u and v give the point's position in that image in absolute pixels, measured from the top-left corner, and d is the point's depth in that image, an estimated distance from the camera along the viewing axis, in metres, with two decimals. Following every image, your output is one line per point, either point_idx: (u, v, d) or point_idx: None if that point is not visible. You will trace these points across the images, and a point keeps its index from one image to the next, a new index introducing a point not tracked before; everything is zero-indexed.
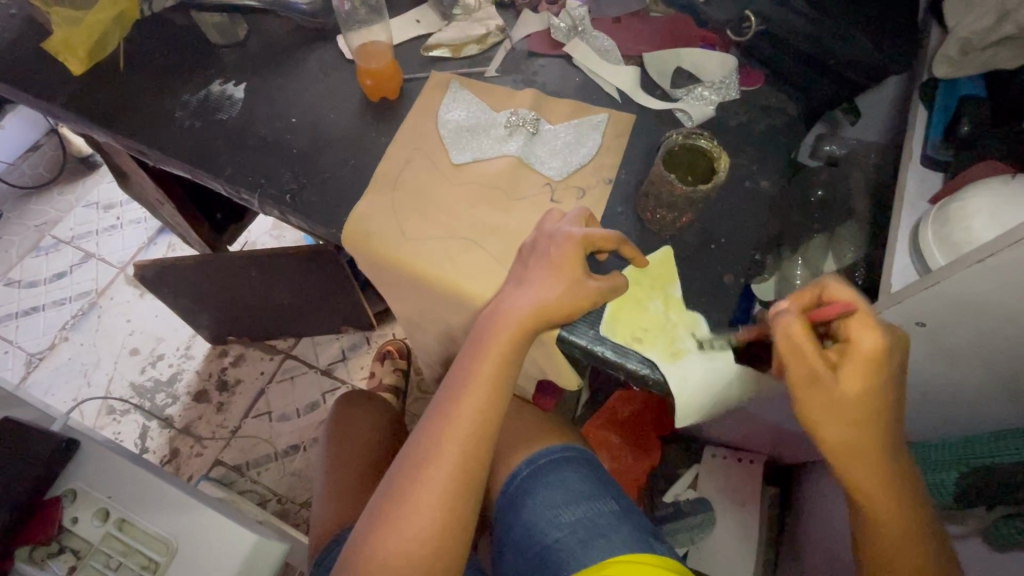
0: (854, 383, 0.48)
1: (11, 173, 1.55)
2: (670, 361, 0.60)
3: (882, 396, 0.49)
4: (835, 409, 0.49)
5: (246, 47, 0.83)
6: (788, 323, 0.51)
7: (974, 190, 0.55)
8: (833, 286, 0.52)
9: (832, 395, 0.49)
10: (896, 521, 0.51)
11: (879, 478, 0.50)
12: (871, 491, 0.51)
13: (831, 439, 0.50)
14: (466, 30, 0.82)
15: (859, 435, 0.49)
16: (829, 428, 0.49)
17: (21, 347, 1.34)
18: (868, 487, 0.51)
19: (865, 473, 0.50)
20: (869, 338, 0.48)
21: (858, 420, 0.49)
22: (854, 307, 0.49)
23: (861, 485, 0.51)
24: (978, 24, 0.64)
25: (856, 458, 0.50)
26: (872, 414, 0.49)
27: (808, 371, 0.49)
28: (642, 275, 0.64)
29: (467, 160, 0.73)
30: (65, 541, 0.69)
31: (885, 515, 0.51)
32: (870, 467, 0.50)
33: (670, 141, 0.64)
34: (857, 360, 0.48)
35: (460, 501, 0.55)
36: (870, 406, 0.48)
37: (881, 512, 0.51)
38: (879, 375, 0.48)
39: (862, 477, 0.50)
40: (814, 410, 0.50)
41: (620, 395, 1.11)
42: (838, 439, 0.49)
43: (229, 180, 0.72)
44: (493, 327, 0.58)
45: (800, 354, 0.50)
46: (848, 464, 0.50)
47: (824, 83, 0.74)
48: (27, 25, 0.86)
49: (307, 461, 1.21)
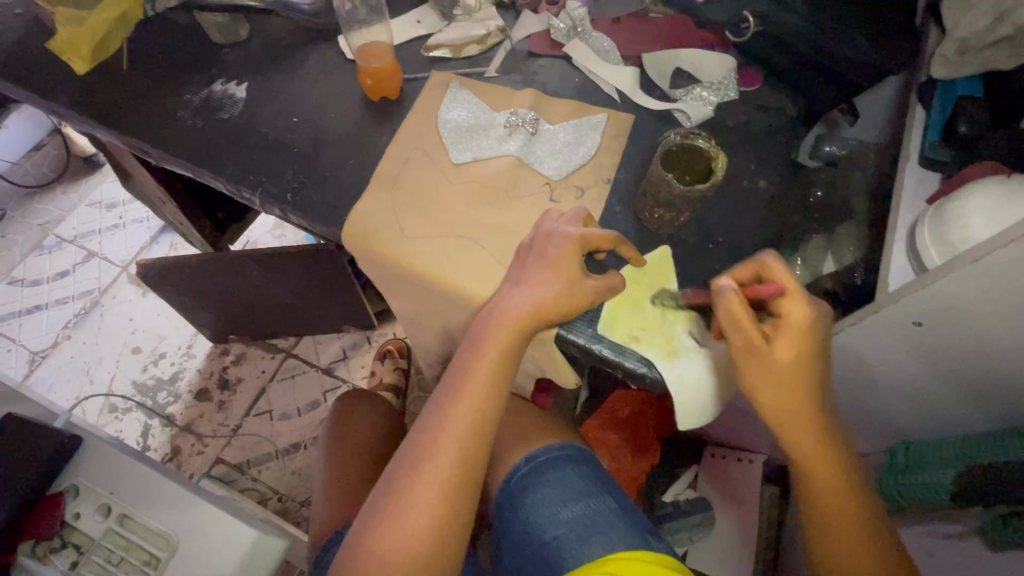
0: (786, 352, 0.51)
1: (15, 172, 1.56)
2: (666, 359, 0.61)
3: (812, 362, 0.52)
4: (772, 377, 0.52)
5: (248, 46, 0.84)
6: (729, 299, 0.53)
7: (971, 190, 0.55)
8: (768, 262, 0.54)
9: (766, 363, 0.52)
10: (833, 488, 0.54)
11: (815, 440, 0.53)
12: (809, 454, 0.54)
13: (768, 403, 0.53)
14: (467, 30, 0.83)
15: (793, 398, 0.52)
16: (767, 394, 0.52)
17: (24, 345, 1.35)
18: (805, 449, 0.54)
19: (804, 436, 0.53)
20: (798, 311, 0.51)
21: (790, 385, 0.52)
22: (786, 284, 0.52)
23: (801, 452, 0.54)
24: (976, 24, 0.65)
25: (792, 421, 0.53)
26: (803, 379, 0.52)
27: (748, 342, 0.52)
28: (640, 274, 0.65)
29: (466, 160, 0.73)
30: (67, 536, 0.70)
31: (825, 478, 0.54)
32: (806, 430, 0.53)
33: (668, 140, 0.65)
34: (788, 332, 0.52)
35: (458, 496, 0.55)
36: (802, 372, 0.52)
37: (821, 475, 0.54)
38: (808, 344, 0.52)
39: (799, 440, 0.53)
40: (753, 378, 0.53)
41: (619, 394, 1.11)
42: (773, 403, 0.53)
43: (231, 179, 0.73)
44: (492, 325, 0.58)
45: (739, 328, 0.53)
46: (787, 428, 0.53)
47: (822, 83, 0.74)
48: (31, 25, 0.87)
49: (307, 460, 1.22)
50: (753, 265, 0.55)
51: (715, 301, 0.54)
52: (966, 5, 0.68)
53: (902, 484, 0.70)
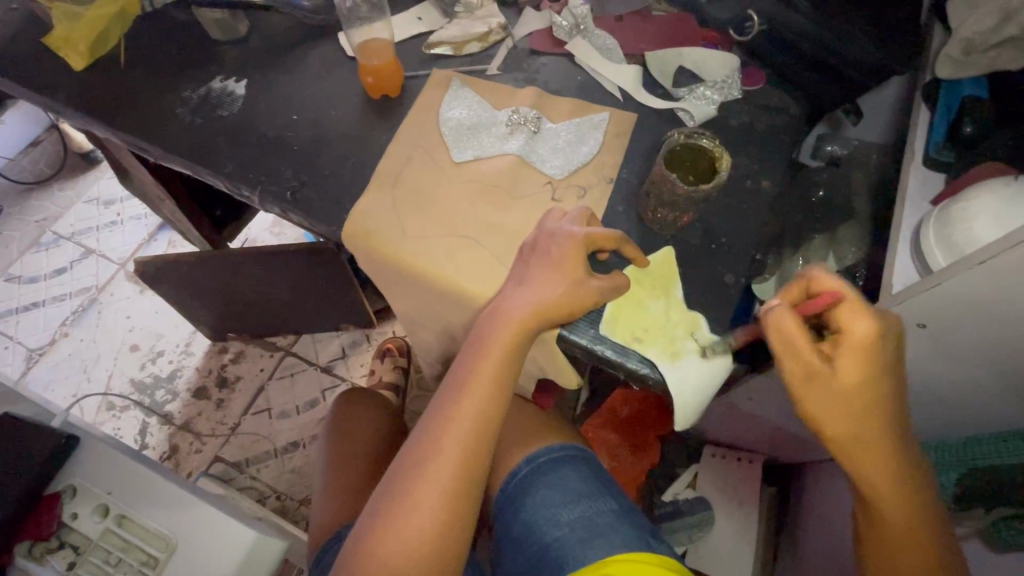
0: (850, 374, 0.48)
1: (11, 169, 1.55)
2: (669, 361, 0.60)
3: (882, 384, 0.48)
4: (836, 403, 0.48)
5: (247, 43, 0.83)
6: (780, 319, 0.50)
7: (977, 192, 0.55)
8: (818, 274, 0.51)
9: (830, 388, 0.48)
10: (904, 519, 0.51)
11: (889, 472, 0.49)
12: (881, 485, 0.50)
13: (834, 433, 0.49)
14: (468, 28, 0.82)
15: (862, 425, 0.48)
16: (831, 423, 0.49)
17: (21, 343, 1.34)
18: (878, 481, 0.50)
19: (875, 467, 0.49)
20: (861, 325, 0.48)
21: (857, 409, 0.48)
22: (844, 296, 0.49)
23: (871, 483, 0.50)
24: (981, 24, 0.65)
25: (863, 451, 0.49)
26: (871, 405, 0.48)
27: (806, 366, 0.49)
28: (643, 275, 0.64)
29: (468, 159, 0.73)
30: (64, 537, 0.70)
31: (895, 509, 0.50)
32: (881, 461, 0.49)
33: (672, 139, 0.65)
34: (850, 350, 0.48)
35: (460, 499, 0.55)
36: (869, 395, 0.48)
37: (893, 507, 0.50)
38: (875, 362, 0.48)
39: (870, 472, 0.50)
40: (815, 406, 0.49)
41: (619, 394, 1.10)
42: (841, 432, 0.49)
43: (230, 177, 0.72)
44: (495, 326, 0.58)
45: (795, 350, 0.49)
46: (858, 459, 0.49)
47: (827, 83, 0.73)
48: (28, 20, 0.86)
49: (306, 459, 1.21)
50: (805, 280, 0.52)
51: (764, 321, 0.51)
52: (972, 4, 0.68)
53: None
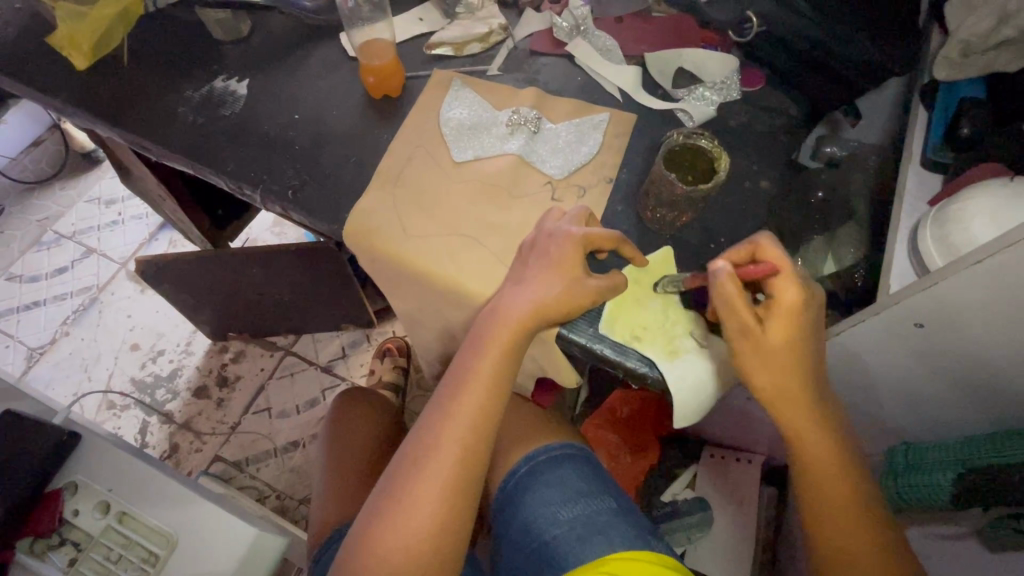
0: (779, 334, 0.52)
1: (13, 168, 1.54)
2: (668, 360, 0.61)
3: (805, 343, 0.53)
4: (765, 358, 0.53)
5: (249, 43, 0.83)
6: (724, 283, 0.52)
7: (974, 192, 0.55)
8: (762, 244, 0.53)
9: (759, 346, 0.53)
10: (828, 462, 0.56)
11: (810, 423, 0.55)
12: (805, 438, 0.55)
13: (762, 385, 0.54)
14: (469, 28, 0.83)
15: (786, 377, 0.53)
16: (761, 374, 0.53)
17: (22, 341, 1.34)
18: (802, 435, 0.55)
19: (801, 418, 0.55)
20: (792, 294, 0.52)
21: (782, 364, 0.53)
22: (780, 266, 0.52)
23: (794, 426, 0.55)
24: (979, 26, 0.65)
25: (787, 402, 0.54)
26: (795, 361, 0.53)
27: (742, 326, 0.53)
28: (642, 274, 0.65)
29: (468, 158, 0.73)
30: (66, 534, 0.70)
31: (820, 462, 0.56)
32: (801, 413, 0.55)
33: (671, 139, 0.65)
34: (780, 314, 0.52)
35: (459, 496, 0.55)
36: (794, 352, 0.53)
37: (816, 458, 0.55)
38: (800, 325, 0.52)
39: (797, 424, 0.55)
40: (746, 360, 0.54)
41: (619, 395, 1.11)
42: (768, 384, 0.53)
43: (232, 176, 0.73)
44: (494, 324, 0.58)
45: (734, 311, 0.53)
46: (782, 410, 0.55)
47: (826, 84, 0.74)
48: (31, 19, 0.86)
49: (306, 458, 1.22)
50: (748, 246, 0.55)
51: (710, 283, 0.53)
52: (970, 6, 0.68)
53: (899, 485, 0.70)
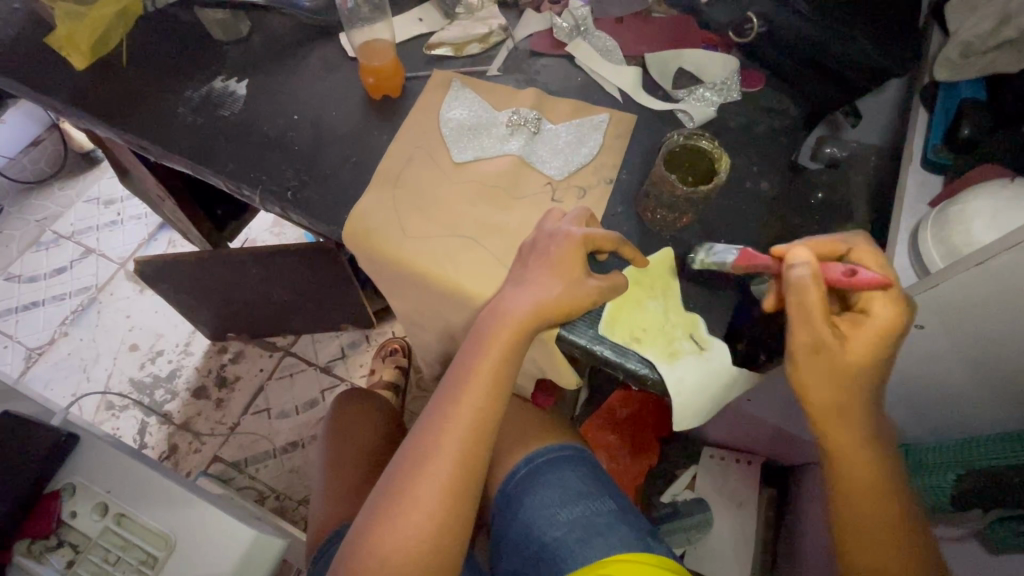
0: (860, 353, 0.50)
1: (12, 168, 1.54)
2: (667, 362, 0.60)
3: (880, 365, 0.51)
4: (834, 372, 0.50)
5: (248, 43, 0.83)
6: (812, 292, 0.49)
7: (973, 194, 0.55)
8: (860, 251, 0.52)
9: (834, 362, 0.50)
10: (861, 466, 0.54)
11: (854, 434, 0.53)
12: (846, 457, 0.54)
13: (812, 399, 0.52)
14: (469, 29, 0.82)
15: (845, 397, 0.51)
16: (819, 389, 0.51)
17: (20, 342, 1.34)
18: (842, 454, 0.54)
19: (841, 438, 0.53)
20: (887, 313, 0.49)
21: (848, 384, 0.51)
22: (886, 279, 0.49)
23: (831, 434, 0.53)
24: (980, 27, 0.66)
25: (831, 422, 0.53)
26: (860, 378, 0.51)
27: (819, 338, 0.50)
28: (642, 275, 0.64)
29: (468, 159, 0.73)
30: (63, 535, 0.70)
31: (855, 479, 0.54)
32: (843, 434, 0.53)
33: (670, 141, 0.65)
34: (871, 336, 0.50)
35: (458, 498, 0.55)
36: (863, 375, 0.51)
37: (850, 476, 0.54)
38: (885, 347, 0.50)
39: (837, 441, 0.53)
40: (808, 372, 0.51)
41: (620, 395, 1.11)
42: (826, 401, 0.52)
43: (231, 177, 0.73)
44: (494, 325, 0.58)
45: (813, 322, 0.49)
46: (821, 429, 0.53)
47: (826, 86, 0.74)
48: (29, 20, 0.86)
49: (306, 459, 1.21)
50: (836, 249, 0.53)
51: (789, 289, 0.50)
52: (971, 7, 0.69)
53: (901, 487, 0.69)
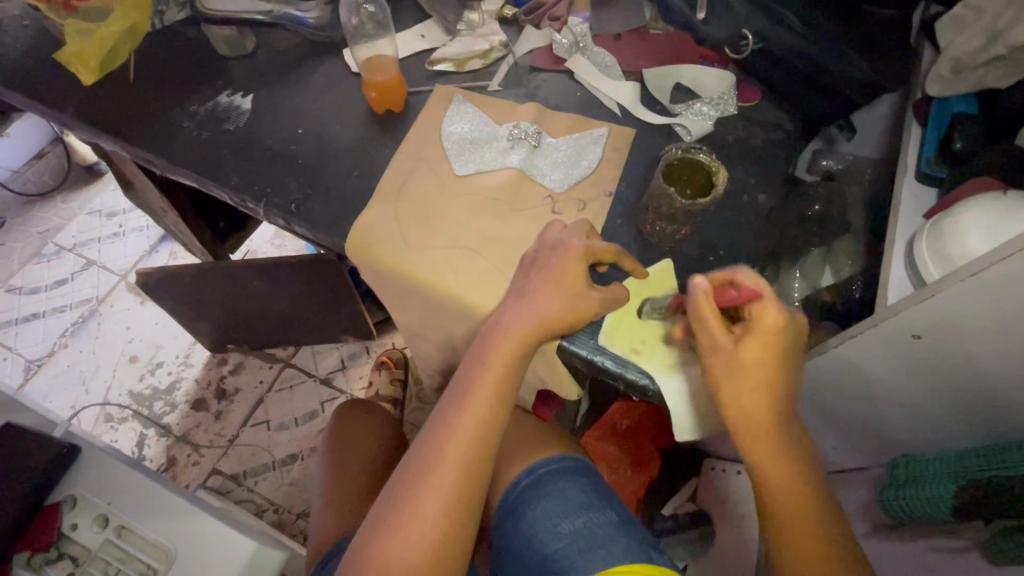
0: (753, 351, 0.51)
1: (14, 180, 1.54)
2: (667, 373, 0.61)
3: (778, 369, 0.52)
4: (737, 374, 0.52)
5: (253, 59, 0.84)
6: (700, 294, 0.53)
7: (968, 206, 0.56)
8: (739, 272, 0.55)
9: (728, 361, 0.52)
10: (787, 491, 0.52)
11: (774, 459, 0.52)
12: (772, 481, 0.52)
13: (729, 411, 0.52)
14: (470, 45, 0.84)
15: (755, 401, 0.52)
16: (737, 397, 0.52)
17: (20, 354, 1.34)
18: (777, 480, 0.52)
19: (764, 462, 0.52)
20: (770, 316, 0.51)
21: (754, 384, 0.51)
22: (761, 289, 0.52)
23: (757, 462, 0.53)
24: (970, 44, 0.66)
25: (761, 445, 0.52)
26: (765, 386, 0.52)
27: (711, 341, 0.53)
28: (642, 286, 0.65)
29: (470, 172, 0.74)
30: (63, 548, 0.69)
31: (789, 511, 0.52)
32: (767, 459, 0.52)
33: (669, 154, 0.66)
34: (757, 334, 0.51)
35: (461, 510, 0.55)
36: (763, 376, 0.51)
37: (782, 501, 0.52)
38: (777, 349, 0.51)
39: (758, 465, 0.53)
40: (717, 376, 0.53)
41: (620, 406, 1.11)
42: (736, 406, 0.52)
43: (235, 190, 0.73)
44: (498, 338, 0.59)
45: (705, 324, 0.53)
46: (749, 455, 0.53)
47: (821, 102, 0.75)
48: (39, 36, 0.88)
49: (304, 471, 1.21)
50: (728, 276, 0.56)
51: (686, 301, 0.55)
52: (961, 23, 0.69)
53: (900, 498, 0.70)
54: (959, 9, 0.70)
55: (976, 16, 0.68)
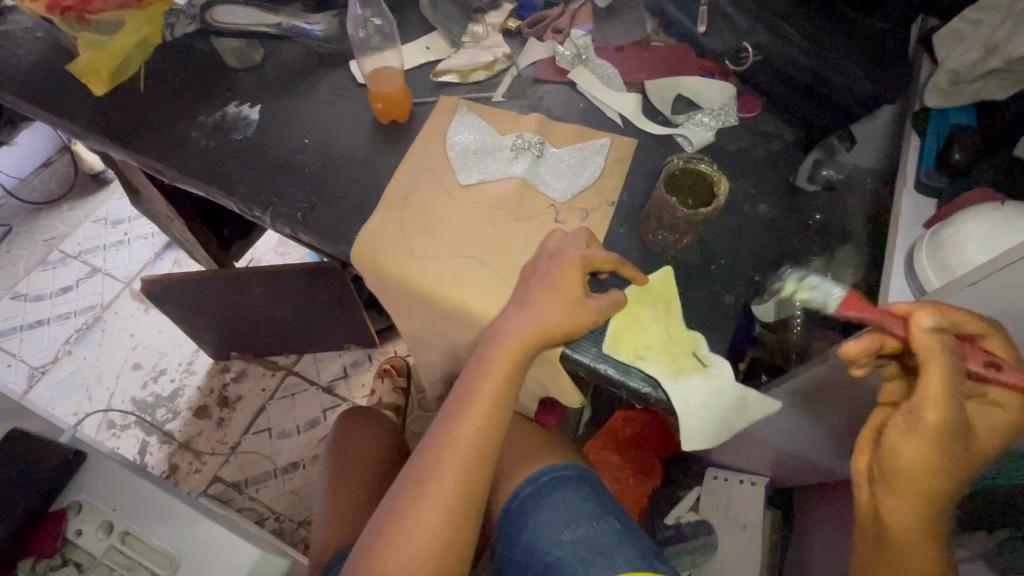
0: (951, 422, 0.45)
1: (23, 188, 1.57)
2: (672, 379, 0.61)
3: (969, 435, 0.48)
4: (945, 447, 0.46)
5: (261, 70, 0.86)
6: (936, 343, 0.44)
7: (968, 216, 0.57)
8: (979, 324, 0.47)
9: (954, 431, 0.45)
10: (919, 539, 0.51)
11: (921, 514, 0.50)
12: (907, 530, 0.51)
13: (901, 468, 0.48)
14: (474, 57, 0.85)
15: (940, 468, 0.47)
16: (915, 458, 0.47)
17: (23, 361, 1.35)
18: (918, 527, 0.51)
19: (902, 512, 0.50)
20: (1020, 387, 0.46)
21: (946, 452, 0.46)
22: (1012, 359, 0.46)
23: (898, 512, 0.51)
24: (967, 57, 0.67)
25: (909, 489, 0.49)
26: (949, 453, 0.46)
27: (951, 408, 0.45)
28: (643, 292, 0.65)
29: (473, 181, 0.75)
30: (68, 554, 0.70)
31: (913, 556, 0.51)
32: (910, 512, 0.50)
33: (670, 164, 0.67)
34: (1012, 402, 0.47)
35: (460, 517, 0.55)
36: (956, 445, 0.46)
37: (910, 547, 0.51)
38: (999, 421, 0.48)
39: (897, 516, 0.51)
40: (934, 443, 0.46)
41: (621, 414, 1.12)
42: (918, 471, 0.48)
43: (242, 199, 0.74)
44: (497, 346, 0.59)
45: (936, 378, 0.44)
46: (893, 502, 0.51)
47: (821, 113, 0.76)
48: (51, 46, 0.89)
49: (306, 479, 1.21)
50: (961, 317, 0.46)
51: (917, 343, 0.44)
52: (959, 37, 0.71)
53: None
54: (956, 23, 0.71)
55: (974, 30, 0.69)
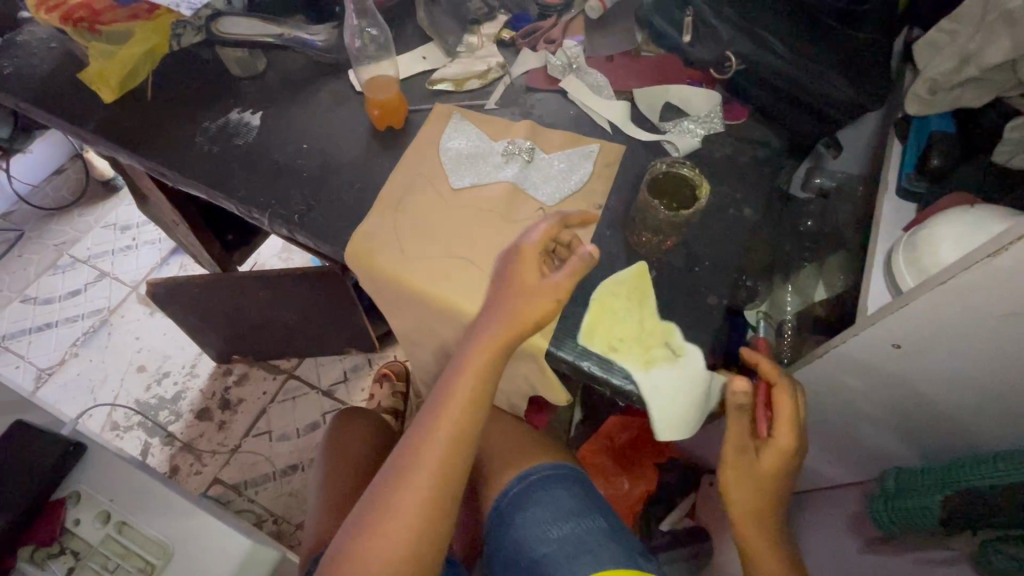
0: (767, 462, 0.60)
1: (35, 195, 1.60)
2: (645, 369, 0.64)
3: (778, 477, 0.61)
4: (752, 482, 0.61)
5: (263, 79, 0.89)
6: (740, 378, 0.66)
7: (939, 219, 0.58)
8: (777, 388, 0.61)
9: (753, 468, 0.61)
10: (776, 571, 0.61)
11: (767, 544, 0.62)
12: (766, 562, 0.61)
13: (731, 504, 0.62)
14: (470, 66, 0.88)
15: (756, 498, 0.61)
16: (739, 495, 0.62)
17: (31, 362, 1.38)
18: (753, 543, 0.62)
19: (756, 545, 0.62)
20: (786, 438, 0.60)
21: (759, 487, 0.61)
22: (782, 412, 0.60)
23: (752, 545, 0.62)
24: (943, 66, 0.68)
25: (750, 523, 0.62)
26: (761, 489, 0.61)
27: (739, 444, 0.62)
28: (616, 287, 0.68)
29: (466, 185, 0.77)
30: (66, 543, 0.71)
31: None
32: (759, 540, 0.62)
33: (654, 169, 0.70)
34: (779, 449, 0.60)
35: (437, 509, 0.57)
36: (771, 481, 0.61)
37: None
38: (785, 465, 0.61)
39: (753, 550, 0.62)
40: (734, 476, 0.62)
41: (618, 420, 1.10)
42: (744, 503, 0.62)
43: (242, 201, 0.77)
44: (476, 342, 0.61)
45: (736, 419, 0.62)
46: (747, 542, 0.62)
47: (805, 121, 0.78)
48: (64, 56, 0.93)
49: (304, 482, 1.23)
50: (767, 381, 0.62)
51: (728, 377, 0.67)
52: (937, 46, 0.72)
53: (890, 509, 0.70)
54: (934, 33, 0.72)
55: (951, 39, 0.70)
